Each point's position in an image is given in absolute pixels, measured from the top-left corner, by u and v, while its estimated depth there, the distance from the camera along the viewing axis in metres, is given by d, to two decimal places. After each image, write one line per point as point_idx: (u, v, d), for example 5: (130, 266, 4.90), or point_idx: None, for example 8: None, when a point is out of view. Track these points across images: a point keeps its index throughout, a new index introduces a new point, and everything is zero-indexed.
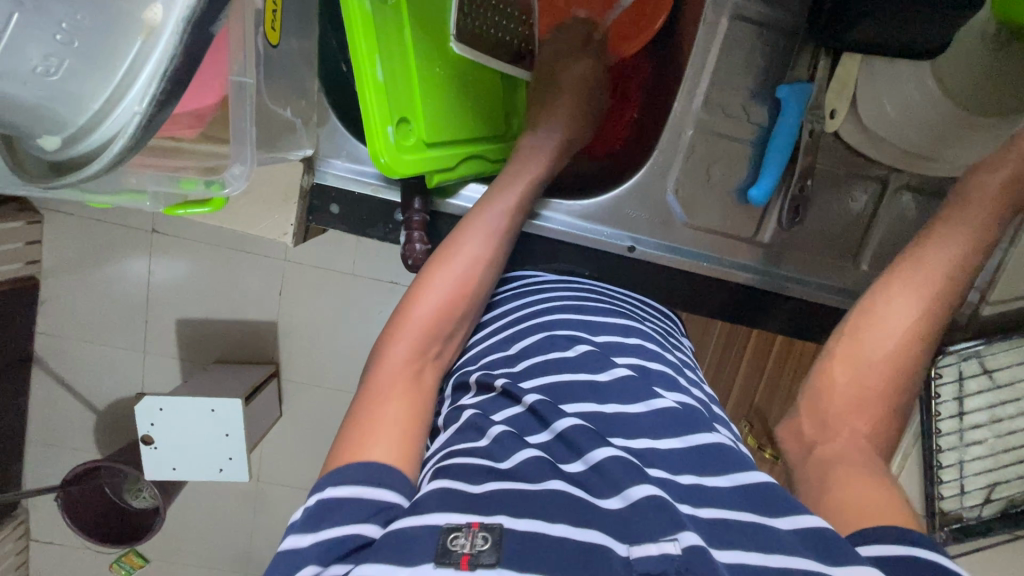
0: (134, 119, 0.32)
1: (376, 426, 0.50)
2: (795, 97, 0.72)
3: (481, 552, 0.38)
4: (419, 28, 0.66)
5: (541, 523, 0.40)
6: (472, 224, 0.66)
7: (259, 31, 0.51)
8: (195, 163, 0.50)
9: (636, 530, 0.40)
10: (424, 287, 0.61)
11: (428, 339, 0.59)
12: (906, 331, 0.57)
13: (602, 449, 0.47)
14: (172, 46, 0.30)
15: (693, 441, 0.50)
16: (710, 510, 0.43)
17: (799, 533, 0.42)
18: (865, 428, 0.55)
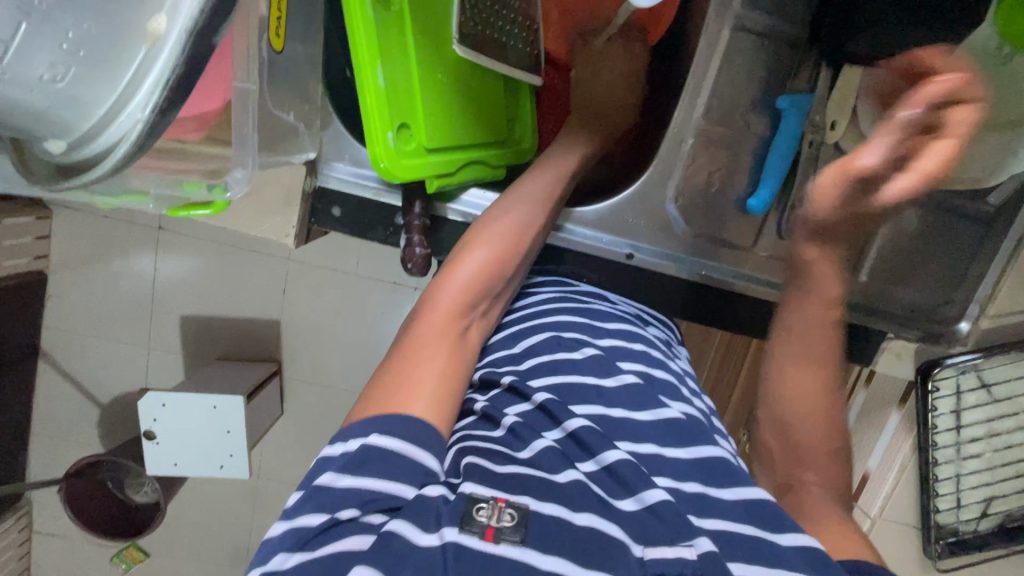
0: (137, 126, 0.33)
1: (420, 377, 0.49)
2: (795, 109, 0.73)
3: (505, 528, 0.41)
4: (421, 34, 0.66)
5: (564, 510, 0.43)
6: (517, 194, 0.68)
7: (264, 37, 0.52)
8: (204, 166, 0.52)
9: (653, 533, 0.43)
10: (472, 246, 0.61)
11: (473, 299, 0.58)
12: (812, 391, 0.69)
13: (614, 450, 0.48)
14: (175, 56, 0.31)
15: (697, 454, 0.52)
16: (715, 521, 0.46)
17: (798, 550, 0.45)
18: (815, 478, 0.64)
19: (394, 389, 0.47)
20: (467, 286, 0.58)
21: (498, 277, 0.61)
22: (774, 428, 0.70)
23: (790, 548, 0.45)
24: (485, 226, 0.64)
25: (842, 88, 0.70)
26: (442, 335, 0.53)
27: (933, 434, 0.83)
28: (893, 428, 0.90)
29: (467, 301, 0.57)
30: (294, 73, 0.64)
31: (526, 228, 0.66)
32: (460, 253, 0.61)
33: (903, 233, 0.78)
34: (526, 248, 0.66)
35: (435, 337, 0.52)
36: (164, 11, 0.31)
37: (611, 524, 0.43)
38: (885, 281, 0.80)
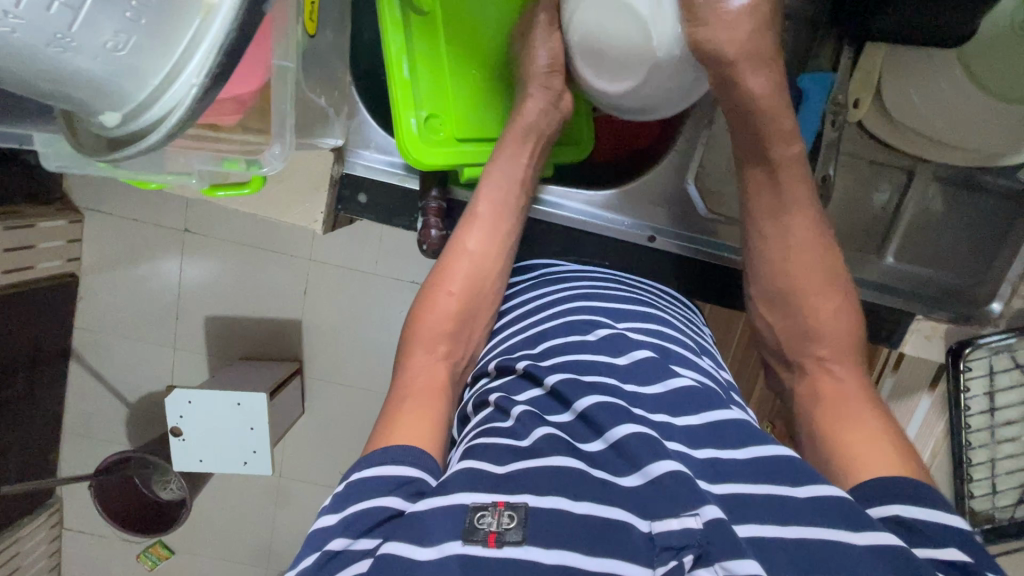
0: (191, 91, 0.34)
1: (399, 418, 0.53)
2: (822, 87, 0.72)
3: (507, 531, 0.39)
4: (451, 27, 0.69)
5: (562, 501, 0.41)
6: (473, 218, 0.68)
7: (299, 20, 0.53)
8: (239, 147, 0.53)
9: (657, 506, 0.41)
10: (435, 294, 0.64)
11: (436, 349, 0.61)
12: (813, 271, 0.63)
13: (624, 426, 0.47)
14: (229, 19, 0.33)
15: (710, 417, 0.50)
16: (726, 485, 0.44)
17: (815, 502, 0.42)
18: (828, 354, 0.60)
19: (387, 425, 0.52)
20: (426, 337, 0.61)
21: (461, 318, 0.64)
22: (777, 306, 0.65)
23: (807, 501, 0.42)
24: (436, 278, 0.66)
25: (863, 70, 0.71)
26: (410, 388, 0.56)
27: (965, 416, 0.81)
28: (923, 412, 0.87)
29: (432, 351, 0.61)
30: (323, 61, 0.67)
31: (481, 259, 0.67)
32: (419, 308, 0.64)
33: (928, 213, 0.79)
34: (488, 277, 0.67)
35: (405, 390, 0.56)
36: None
37: (612, 507, 0.41)
38: (906, 261, 0.81)
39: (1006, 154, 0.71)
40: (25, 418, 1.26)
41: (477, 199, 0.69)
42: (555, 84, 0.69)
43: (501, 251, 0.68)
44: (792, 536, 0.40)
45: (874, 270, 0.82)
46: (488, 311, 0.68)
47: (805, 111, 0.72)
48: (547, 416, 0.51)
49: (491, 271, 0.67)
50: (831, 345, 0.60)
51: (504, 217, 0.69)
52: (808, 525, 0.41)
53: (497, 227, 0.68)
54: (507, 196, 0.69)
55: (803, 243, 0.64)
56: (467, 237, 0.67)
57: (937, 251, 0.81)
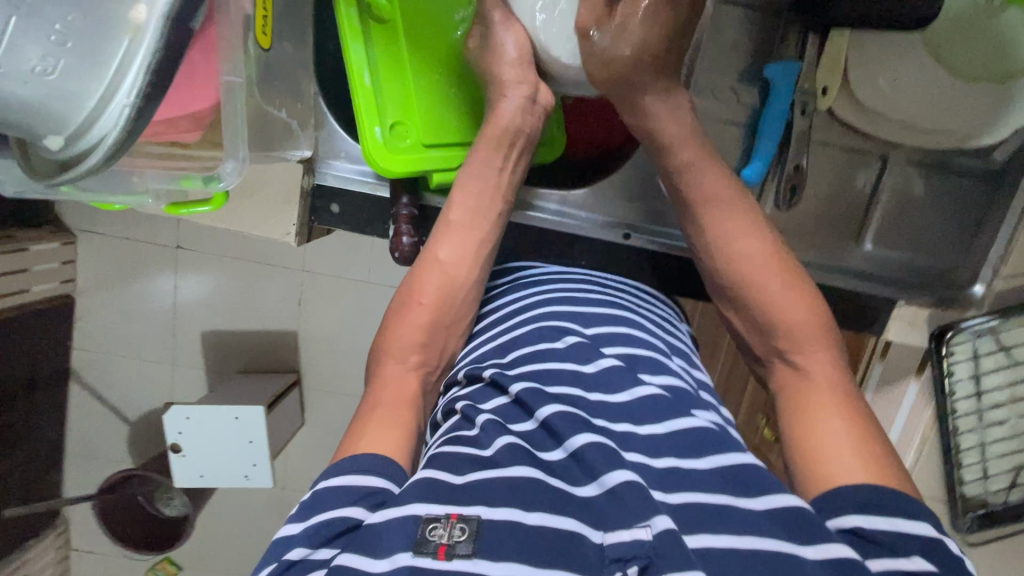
0: (124, 111, 0.35)
1: (368, 425, 0.53)
2: (786, 75, 0.71)
3: (458, 543, 0.39)
4: (412, 32, 0.69)
5: (515, 512, 0.41)
6: (445, 227, 0.68)
7: (249, 35, 0.53)
8: (199, 163, 0.54)
9: (611, 518, 0.42)
10: (409, 302, 0.64)
11: (408, 358, 0.61)
12: (760, 263, 0.62)
13: (580, 436, 0.47)
14: (155, 41, 0.33)
15: (674, 426, 0.50)
16: (682, 494, 0.44)
17: (771, 512, 0.43)
18: (790, 345, 0.58)
19: (354, 434, 0.52)
20: (397, 348, 0.61)
21: (433, 328, 0.63)
22: (738, 305, 0.63)
23: (766, 513, 0.42)
24: (408, 288, 0.66)
25: (829, 56, 0.70)
26: (379, 397, 0.56)
27: (953, 401, 0.80)
28: (912, 397, 0.85)
29: (404, 360, 0.60)
30: (282, 73, 0.66)
31: (453, 267, 0.66)
32: (392, 318, 0.64)
33: (908, 197, 0.78)
34: (460, 287, 0.66)
35: (377, 397, 0.56)
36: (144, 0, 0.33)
37: (565, 518, 0.41)
38: (886, 248, 0.80)
39: (978, 134, 0.71)
40: (27, 442, 1.26)
41: (450, 208, 0.69)
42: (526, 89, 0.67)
43: (475, 259, 0.68)
44: (746, 548, 0.40)
45: (855, 258, 0.81)
46: (463, 321, 0.67)
47: (774, 101, 0.72)
48: (511, 425, 0.51)
49: (463, 282, 0.66)
50: (795, 336, 0.58)
51: (476, 226, 0.68)
52: (760, 534, 0.41)
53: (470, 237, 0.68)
54: (480, 204, 0.69)
55: (743, 237, 0.63)
56: (439, 247, 0.67)
57: (915, 234, 0.80)
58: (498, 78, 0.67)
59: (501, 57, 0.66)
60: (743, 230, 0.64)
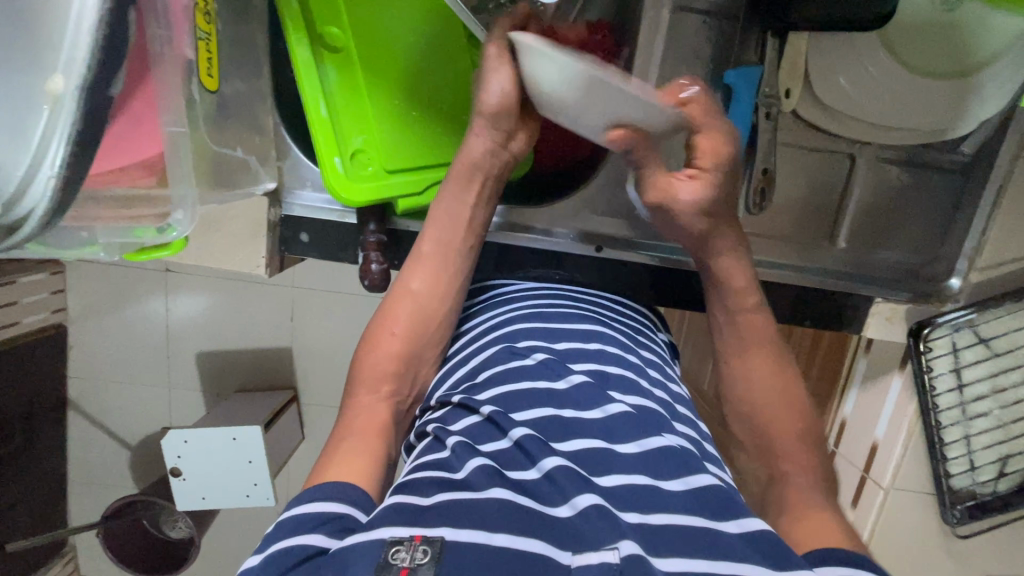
0: (49, 181, 0.34)
1: (335, 458, 0.52)
2: (748, 81, 0.70)
3: (419, 566, 0.38)
4: (366, 55, 0.68)
5: (478, 535, 0.40)
6: (417, 261, 0.67)
7: (193, 79, 0.53)
8: (153, 209, 0.53)
9: (582, 539, 0.41)
10: (380, 333, 0.64)
11: (379, 389, 0.61)
12: (767, 378, 0.66)
13: (551, 458, 0.47)
14: (72, 113, 0.33)
15: (648, 445, 0.50)
16: (661, 516, 0.43)
17: (747, 537, 0.42)
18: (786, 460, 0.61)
19: (323, 464, 0.52)
20: (371, 377, 0.61)
21: (405, 358, 0.63)
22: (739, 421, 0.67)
23: (743, 536, 0.42)
24: (379, 319, 0.65)
25: (789, 61, 0.70)
26: (353, 423, 0.57)
27: (934, 396, 0.80)
28: (896, 392, 0.85)
29: (375, 391, 0.60)
30: (237, 108, 0.66)
31: (425, 299, 0.66)
32: (363, 349, 0.64)
33: (881, 193, 0.78)
34: (432, 318, 0.66)
35: (348, 429, 0.57)
36: (58, 69, 0.32)
37: (531, 540, 0.40)
38: (861, 245, 0.80)
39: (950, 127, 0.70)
40: (28, 474, 1.26)
41: (421, 239, 0.68)
42: (503, 128, 0.65)
43: (448, 290, 0.67)
44: (724, 573, 0.39)
45: (830, 256, 0.81)
46: (436, 348, 0.67)
47: (736, 107, 0.71)
48: (481, 445, 0.50)
49: (434, 311, 0.66)
50: (792, 456, 0.61)
51: (446, 258, 0.67)
52: (726, 560, 0.40)
53: (441, 268, 0.67)
54: (451, 237, 0.68)
55: (754, 343, 0.68)
56: (409, 278, 0.66)
57: (890, 230, 0.79)
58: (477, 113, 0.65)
59: (488, 99, 0.62)
60: (750, 347, 0.67)
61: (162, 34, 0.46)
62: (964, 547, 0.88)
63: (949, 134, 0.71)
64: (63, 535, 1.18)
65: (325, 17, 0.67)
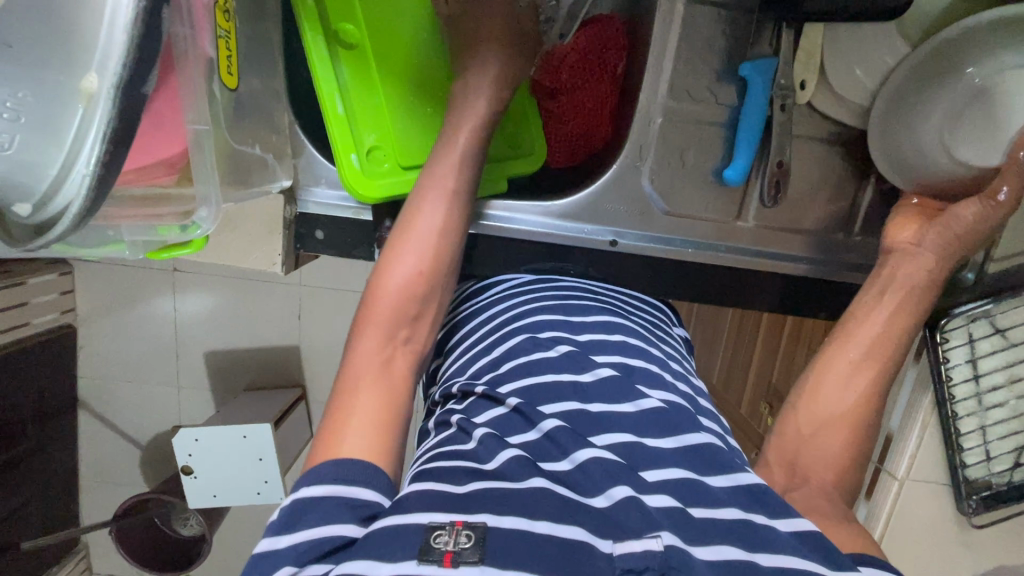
0: (84, 180, 0.35)
1: (348, 416, 0.50)
2: (761, 73, 0.71)
3: (464, 550, 0.39)
4: (383, 53, 0.68)
5: (522, 521, 0.41)
6: (429, 189, 0.62)
7: (213, 78, 0.53)
8: (176, 207, 0.53)
9: (621, 529, 0.42)
10: (389, 266, 0.59)
11: (391, 330, 0.56)
12: (871, 357, 0.66)
13: (585, 449, 0.48)
14: (109, 112, 0.33)
15: (684, 440, 0.51)
16: (702, 509, 0.45)
17: (799, 535, 0.45)
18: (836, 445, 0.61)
19: (336, 422, 0.49)
20: (380, 315, 0.56)
21: (417, 295, 0.59)
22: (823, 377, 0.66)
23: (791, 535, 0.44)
24: (389, 251, 0.60)
25: (805, 51, 0.70)
26: (360, 377, 0.52)
27: (950, 387, 0.79)
28: (910, 383, 0.85)
29: (387, 333, 0.56)
30: (253, 106, 0.66)
31: (438, 230, 0.61)
32: (371, 285, 0.59)
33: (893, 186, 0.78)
34: (445, 250, 0.61)
35: (358, 376, 0.53)
36: (94, 69, 0.33)
37: (572, 528, 0.41)
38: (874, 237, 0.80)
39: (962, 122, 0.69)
40: (40, 473, 1.27)
41: (432, 169, 0.63)
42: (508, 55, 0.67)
43: (459, 223, 0.63)
44: (765, 564, 0.41)
45: (842, 248, 0.81)
46: (446, 285, 0.62)
47: (750, 100, 0.72)
48: (510, 437, 0.51)
49: (445, 245, 0.62)
50: (832, 468, 0.60)
51: (460, 189, 0.63)
52: (762, 551, 0.42)
53: (454, 201, 0.63)
54: (464, 168, 0.64)
55: (885, 317, 0.68)
56: (424, 211, 0.62)
57: None
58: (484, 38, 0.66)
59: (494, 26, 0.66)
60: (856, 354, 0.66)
61: (186, 33, 0.46)
62: (978, 537, 0.88)
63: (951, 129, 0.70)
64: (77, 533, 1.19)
65: (339, 14, 0.66)
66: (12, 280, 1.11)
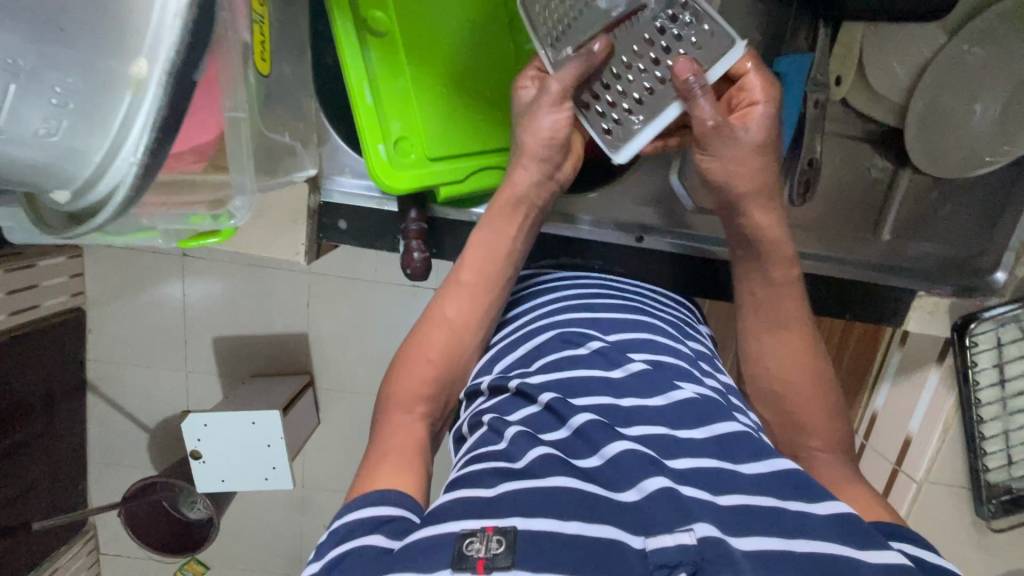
0: (132, 168, 0.34)
1: (373, 472, 0.52)
2: (798, 69, 0.68)
3: (496, 556, 0.39)
4: (412, 41, 0.67)
5: (552, 522, 0.41)
6: (459, 285, 0.65)
7: (249, 63, 0.52)
8: (203, 195, 0.52)
9: (653, 521, 0.41)
10: (410, 364, 0.62)
11: (415, 408, 0.59)
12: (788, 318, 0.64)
13: (616, 443, 0.47)
14: (158, 98, 0.32)
15: (714, 430, 0.50)
16: (732, 496, 0.44)
17: (833, 519, 0.43)
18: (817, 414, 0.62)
19: (366, 475, 0.52)
20: (404, 398, 0.60)
21: (442, 381, 0.62)
22: (760, 358, 0.65)
23: (830, 520, 0.43)
24: (411, 346, 0.63)
25: (843, 47, 0.69)
26: (388, 443, 0.55)
27: (975, 390, 0.79)
28: (934, 385, 0.84)
29: (410, 412, 0.59)
30: (282, 93, 0.65)
31: (460, 327, 0.64)
32: (394, 374, 0.62)
33: (924, 190, 0.77)
34: (467, 345, 0.64)
35: (388, 443, 0.56)
36: (144, 53, 0.32)
37: (602, 525, 0.41)
38: (904, 237, 0.79)
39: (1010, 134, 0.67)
40: (48, 455, 1.27)
41: (461, 266, 0.65)
42: (548, 158, 0.65)
43: (482, 320, 0.65)
44: (800, 551, 0.40)
45: (873, 250, 0.80)
46: (469, 360, 0.65)
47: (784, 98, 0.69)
48: (542, 435, 0.51)
49: (471, 341, 0.64)
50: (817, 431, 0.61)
51: (489, 288, 0.65)
52: (798, 538, 0.41)
53: (483, 299, 0.65)
54: (495, 270, 0.65)
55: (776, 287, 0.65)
56: (449, 303, 0.64)
57: (935, 225, 0.78)
58: (521, 149, 0.64)
59: (532, 132, 0.64)
60: (779, 319, 0.64)
61: (226, 17, 0.45)
62: (994, 542, 0.88)
63: (992, 140, 0.68)
64: (86, 514, 1.19)
65: (370, 0, 0.64)
66: (23, 262, 1.11)
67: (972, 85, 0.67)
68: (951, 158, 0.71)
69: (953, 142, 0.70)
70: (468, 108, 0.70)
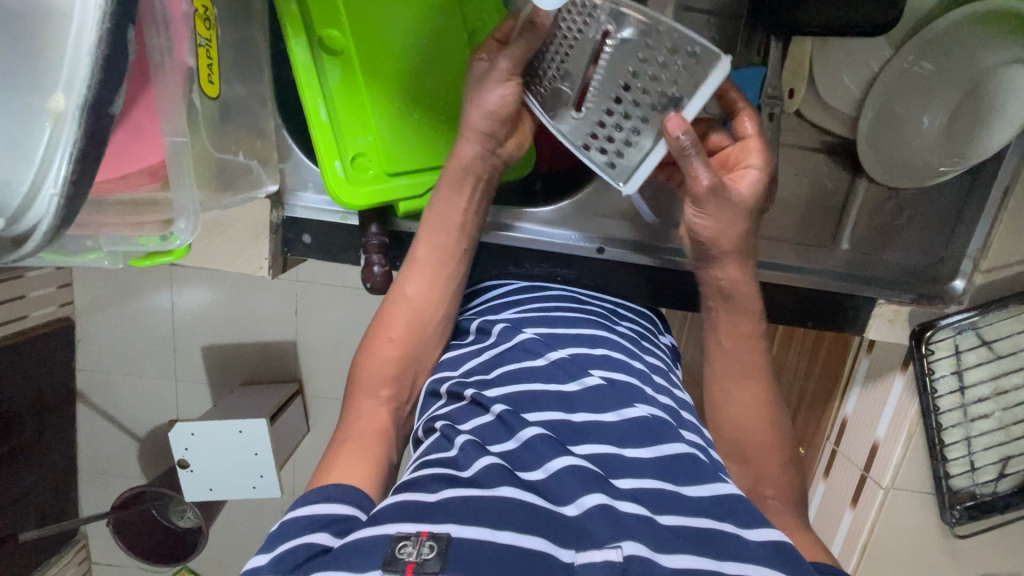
0: (52, 200, 0.35)
1: (329, 464, 0.53)
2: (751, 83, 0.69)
3: (426, 560, 0.38)
4: (368, 57, 0.68)
5: (484, 531, 0.41)
6: (418, 265, 0.67)
7: (193, 87, 0.53)
8: (155, 215, 0.53)
9: (585, 539, 0.42)
10: (376, 343, 0.64)
11: (380, 393, 0.62)
12: (745, 369, 0.66)
13: (561, 458, 0.48)
14: (75, 132, 0.34)
15: (662, 450, 0.50)
16: (671, 517, 0.44)
17: (768, 545, 0.44)
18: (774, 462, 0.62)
19: (322, 469, 0.53)
20: (369, 382, 0.62)
21: (407, 361, 0.64)
22: (723, 408, 0.66)
23: (763, 546, 0.43)
24: (376, 327, 0.66)
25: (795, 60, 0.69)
26: (348, 433, 0.57)
27: (935, 398, 0.79)
28: (898, 392, 0.85)
29: (373, 396, 0.61)
30: (238, 112, 0.66)
31: (421, 306, 0.66)
32: (361, 354, 0.65)
33: (880, 202, 0.77)
34: (430, 323, 0.66)
35: (349, 432, 0.57)
36: (61, 88, 0.34)
37: (535, 537, 0.41)
38: (865, 248, 0.79)
39: (963, 144, 0.69)
40: (38, 466, 1.28)
41: (417, 245, 0.68)
42: (493, 132, 0.65)
43: (442, 297, 0.68)
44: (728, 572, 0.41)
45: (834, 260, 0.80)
46: (432, 343, 0.67)
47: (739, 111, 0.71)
48: (491, 445, 0.51)
49: (433, 316, 0.67)
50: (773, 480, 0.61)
51: (444, 262, 0.68)
52: (726, 561, 0.42)
53: (438, 273, 0.68)
54: (449, 243, 0.68)
55: (738, 339, 0.67)
56: (408, 284, 0.67)
57: (896, 234, 0.78)
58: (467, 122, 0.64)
59: (479, 103, 0.63)
60: (745, 371, 0.66)
61: (163, 45, 0.46)
62: (963, 546, 0.89)
63: (950, 150, 0.70)
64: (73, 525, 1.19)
65: (324, 19, 0.66)
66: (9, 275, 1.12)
67: (922, 96, 0.69)
68: (913, 164, 0.72)
69: (910, 153, 0.71)
70: (426, 120, 0.71)
